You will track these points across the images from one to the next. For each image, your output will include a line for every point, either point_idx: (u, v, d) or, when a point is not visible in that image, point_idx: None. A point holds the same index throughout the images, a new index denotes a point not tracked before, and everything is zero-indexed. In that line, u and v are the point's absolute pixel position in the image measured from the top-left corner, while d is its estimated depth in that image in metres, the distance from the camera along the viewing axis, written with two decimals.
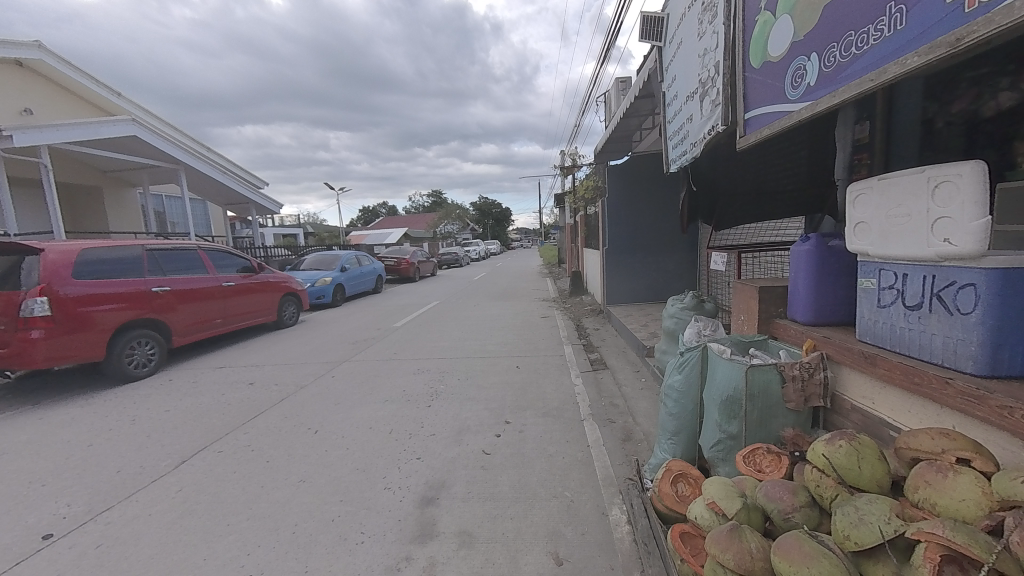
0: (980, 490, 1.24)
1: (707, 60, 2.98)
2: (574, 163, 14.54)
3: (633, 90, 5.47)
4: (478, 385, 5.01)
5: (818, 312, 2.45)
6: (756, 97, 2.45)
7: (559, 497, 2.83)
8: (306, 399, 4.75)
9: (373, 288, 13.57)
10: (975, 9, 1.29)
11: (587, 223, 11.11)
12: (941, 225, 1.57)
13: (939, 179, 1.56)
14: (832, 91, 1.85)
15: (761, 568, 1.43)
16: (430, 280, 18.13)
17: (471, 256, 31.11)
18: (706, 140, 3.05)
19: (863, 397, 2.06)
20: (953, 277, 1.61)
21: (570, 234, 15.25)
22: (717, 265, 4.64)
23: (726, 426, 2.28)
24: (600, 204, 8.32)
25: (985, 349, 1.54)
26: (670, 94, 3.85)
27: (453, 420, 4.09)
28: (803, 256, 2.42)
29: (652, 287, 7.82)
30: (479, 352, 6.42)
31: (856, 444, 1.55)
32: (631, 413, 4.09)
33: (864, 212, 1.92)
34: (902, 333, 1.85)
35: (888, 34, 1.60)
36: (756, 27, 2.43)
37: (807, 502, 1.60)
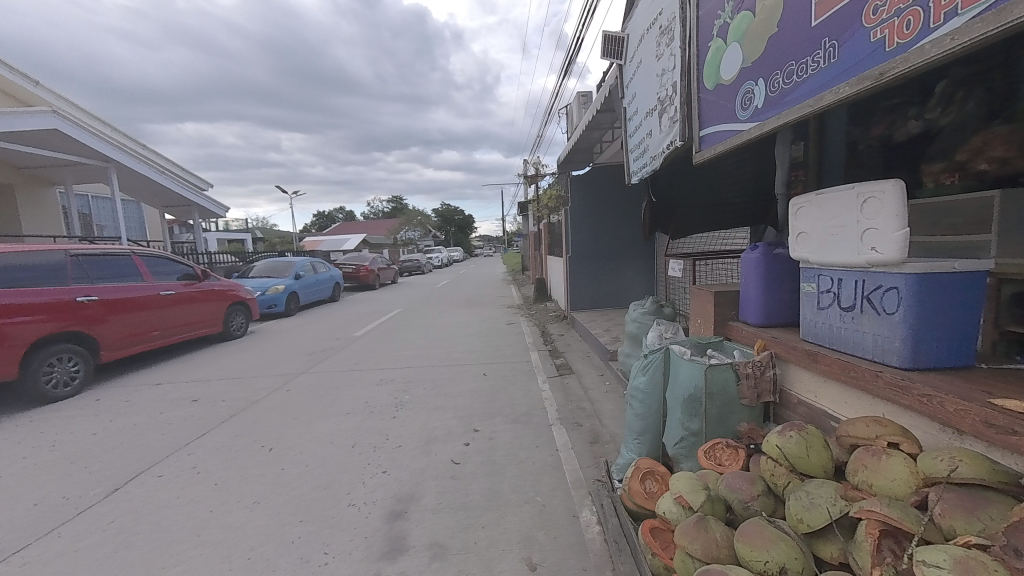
0: (908, 469, 1.39)
1: (665, 80, 3.18)
2: (537, 173, 14.79)
3: (595, 103, 5.69)
4: (446, 393, 4.93)
5: (767, 314, 2.65)
6: (710, 116, 2.64)
7: (532, 502, 2.84)
8: (261, 414, 4.46)
9: (331, 296, 13.03)
10: (895, 49, 1.49)
11: (550, 231, 11.34)
12: (870, 235, 1.78)
13: (866, 196, 1.76)
14: (777, 114, 2.04)
15: (726, 556, 1.52)
16: (391, 287, 17.68)
17: (433, 263, 30.68)
18: (665, 154, 3.23)
19: (807, 391, 2.26)
20: (879, 281, 1.81)
21: (533, 241, 15.50)
22: (675, 272, 4.90)
23: (689, 424, 2.41)
24: (564, 212, 8.54)
25: (907, 344, 1.75)
26: (630, 109, 4.05)
27: (420, 430, 4.00)
28: (753, 262, 2.62)
29: (613, 293, 8.09)
30: (445, 360, 6.33)
31: (804, 434, 1.70)
32: (598, 416, 4.19)
33: (805, 223, 2.12)
34: (839, 332, 2.05)
35: (823, 65, 1.79)
36: (709, 52, 2.63)
37: (764, 490, 1.72)
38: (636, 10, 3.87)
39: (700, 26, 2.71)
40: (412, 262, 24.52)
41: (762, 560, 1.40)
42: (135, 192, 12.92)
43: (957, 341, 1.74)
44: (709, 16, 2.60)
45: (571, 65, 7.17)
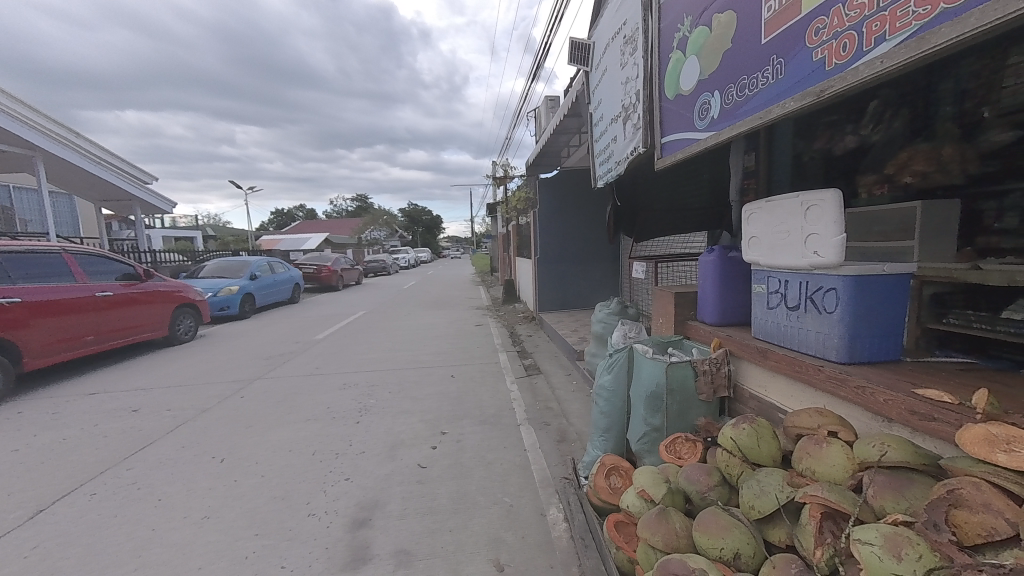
0: (846, 456, 1.51)
1: (629, 88, 3.28)
2: (504, 174, 14.85)
3: (561, 108, 5.79)
4: (412, 397, 4.83)
5: (723, 313, 2.80)
6: (671, 124, 2.76)
7: (499, 503, 2.84)
8: (211, 423, 4.18)
9: (290, 297, 12.45)
10: (833, 69, 1.61)
11: (518, 233, 11.39)
12: (812, 240, 1.92)
13: (809, 204, 1.90)
14: (732, 124, 2.15)
15: (685, 545, 1.59)
16: (355, 288, 17.12)
17: (400, 264, 30.03)
18: (629, 159, 3.34)
19: (758, 385, 2.40)
20: (820, 282, 1.96)
21: (501, 242, 15.55)
22: (638, 274, 5.07)
23: (651, 420, 2.51)
24: (532, 215, 8.63)
25: (845, 339, 1.90)
26: (596, 115, 4.15)
27: (385, 435, 3.90)
28: (710, 264, 2.76)
29: (580, 295, 8.24)
30: (412, 363, 6.21)
31: (755, 426, 1.80)
32: (565, 415, 4.25)
33: (756, 229, 2.25)
34: (786, 330, 2.19)
35: (772, 81, 1.92)
36: (669, 63, 2.75)
37: (719, 481, 1.81)
38: (602, 19, 3.98)
39: (661, 37, 2.83)
40: (377, 263, 23.85)
41: (718, 547, 1.48)
42: (66, 184, 11.78)
43: (886, 337, 1.92)
44: (670, 28, 2.72)
45: (538, 70, 7.26)
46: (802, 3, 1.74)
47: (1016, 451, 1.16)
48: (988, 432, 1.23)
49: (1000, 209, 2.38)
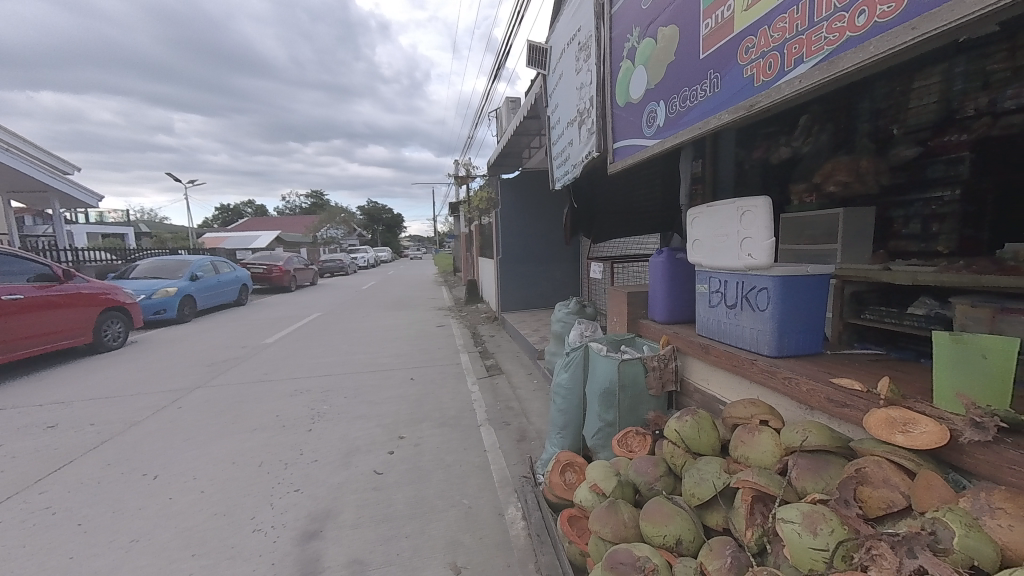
0: (774, 442, 1.64)
1: (584, 93, 3.37)
2: (467, 174, 14.72)
3: (521, 109, 5.84)
4: (369, 401, 4.68)
5: (671, 312, 2.95)
6: (621, 131, 2.86)
7: (458, 506, 2.82)
8: (143, 438, 3.83)
9: (237, 299, 11.67)
10: (761, 85, 1.74)
11: (480, 232, 11.37)
12: (747, 243, 2.06)
13: (744, 209, 2.04)
14: (676, 133, 2.27)
15: (632, 535, 1.66)
16: (310, 289, 16.33)
17: (359, 264, 29.01)
18: (584, 163, 3.42)
19: (701, 379, 2.54)
20: (754, 283, 2.11)
21: (464, 242, 15.43)
22: (596, 274, 5.22)
23: (605, 415, 2.61)
24: (494, 215, 8.64)
25: (775, 335, 2.06)
26: (553, 118, 4.21)
27: (340, 442, 3.75)
28: (659, 265, 2.89)
29: (542, 294, 8.35)
30: (370, 366, 6.01)
31: (697, 418, 1.91)
32: (525, 414, 4.29)
33: (699, 232, 2.39)
34: (725, 327, 2.34)
35: (710, 94, 2.04)
36: (620, 71, 2.85)
37: (665, 471, 1.91)
38: (558, 23, 4.05)
39: (613, 46, 2.92)
40: (333, 262, 22.85)
41: (661, 535, 1.56)
42: None
43: (811, 331, 2.10)
44: (620, 37, 2.82)
45: (498, 71, 7.28)
46: (734, 22, 1.87)
47: (911, 431, 1.31)
48: (888, 415, 1.38)
49: (907, 216, 2.76)
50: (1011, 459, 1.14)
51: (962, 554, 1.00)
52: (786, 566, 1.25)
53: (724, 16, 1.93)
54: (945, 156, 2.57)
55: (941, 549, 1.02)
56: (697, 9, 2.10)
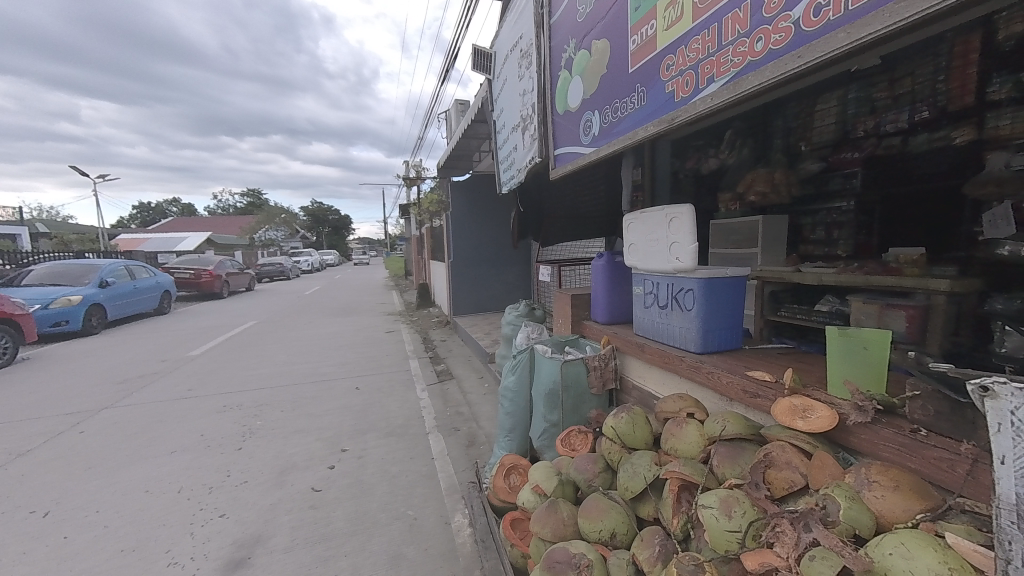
0: (699, 433, 1.75)
1: (526, 99, 3.43)
2: (417, 175, 14.39)
3: (470, 112, 5.82)
4: (309, 414, 4.40)
5: (612, 313, 3.07)
6: (561, 138, 2.94)
7: (403, 518, 2.72)
8: (31, 469, 3.31)
9: (158, 308, 10.51)
10: (680, 101, 1.87)
11: (432, 235, 11.17)
12: (675, 247, 2.20)
13: (671, 215, 2.18)
14: (609, 142, 2.37)
15: (571, 533, 1.70)
16: (245, 296, 15.09)
17: (302, 268, 27.33)
18: (528, 168, 3.48)
19: (638, 376, 2.66)
20: (682, 284, 2.25)
21: (415, 244, 15.09)
22: (544, 277, 5.32)
23: (549, 416, 2.66)
24: (445, 218, 8.52)
25: (701, 333, 2.21)
26: (498, 122, 4.24)
27: (274, 459, 3.49)
28: (600, 268, 3.00)
29: (494, 298, 8.35)
30: (311, 376, 5.67)
31: (632, 414, 1.99)
32: (475, 419, 4.26)
33: (633, 236, 2.52)
34: (658, 326, 2.47)
35: (638, 106, 2.16)
36: (559, 80, 2.93)
37: (603, 467, 1.98)
38: (501, 29, 4.09)
39: (552, 55, 3.00)
40: (272, 266, 21.33)
41: (598, 530, 1.61)
42: None
43: (732, 329, 2.27)
44: (559, 47, 2.90)
45: (447, 73, 7.22)
46: (657, 40, 2.00)
47: (809, 417, 1.46)
48: (792, 403, 1.53)
49: (813, 223, 3.10)
50: (886, 437, 1.30)
51: (846, 525, 1.12)
52: (707, 549, 1.34)
53: (648, 34, 2.06)
54: (843, 170, 2.94)
55: (830, 522, 1.13)
56: (625, 25, 2.22)
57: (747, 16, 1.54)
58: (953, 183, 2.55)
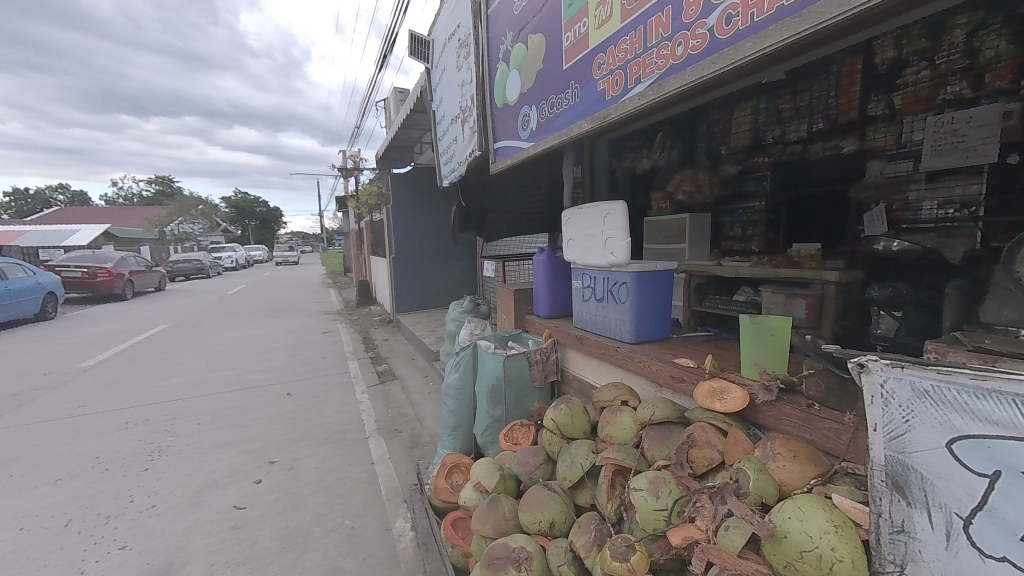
0: (632, 419, 1.82)
1: (465, 91, 3.35)
2: (355, 166, 13.60)
3: (409, 101, 5.59)
4: (231, 425, 4.00)
5: (553, 307, 3.12)
6: (501, 131, 2.92)
7: (339, 529, 2.57)
8: None
9: (38, 313, 8.94)
10: (611, 99, 1.93)
11: (372, 230, 10.65)
12: (610, 242, 2.29)
13: (606, 211, 2.26)
14: (547, 137, 2.38)
15: (512, 527, 1.71)
16: (154, 297, 13.31)
17: (224, 265, 24.77)
18: (469, 161, 3.42)
19: (578, 368, 2.74)
20: (617, 279, 2.34)
21: (353, 239, 14.32)
22: (488, 273, 5.30)
23: (492, 412, 2.66)
24: (385, 212, 8.15)
25: (634, 324, 2.32)
26: (438, 114, 4.11)
27: (189, 478, 3.12)
28: (541, 263, 3.03)
29: (438, 294, 8.17)
30: (235, 384, 5.15)
31: (570, 405, 2.04)
32: (418, 419, 4.13)
33: (572, 232, 2.58)
34: (595, 319, 2.56)
35: (572, 102, 2.19)
36: (498, 73, 2.91)
37: (544, 459, 2.01)
38: (439, 16, 3.96)
39: (490, 46, 2.96)
40: (188, 263, 19.04)
41: (537, 522, 1.63)
42: None
43: (662, 319, 2.41)
44: (496, 39, 2.87)
45: (384, 59, 6.86)
46: (589, 39, 2.04)
47: (725, 398, 1.59)
48: (711, 386, 1.65)
49: (732, 221, 3.40)
50: (787, 412, 1.45)
51: (755, 495, 1.22)
52: (638, 530, 1.41)
53: (581, 32, 2.10)
54: (756, 173, 3.24)
55: (741, 493, 1.23)
56: (559, 21, 2.25)
57: (669, 20, 1.61)
58: (842, 188, 2.92)
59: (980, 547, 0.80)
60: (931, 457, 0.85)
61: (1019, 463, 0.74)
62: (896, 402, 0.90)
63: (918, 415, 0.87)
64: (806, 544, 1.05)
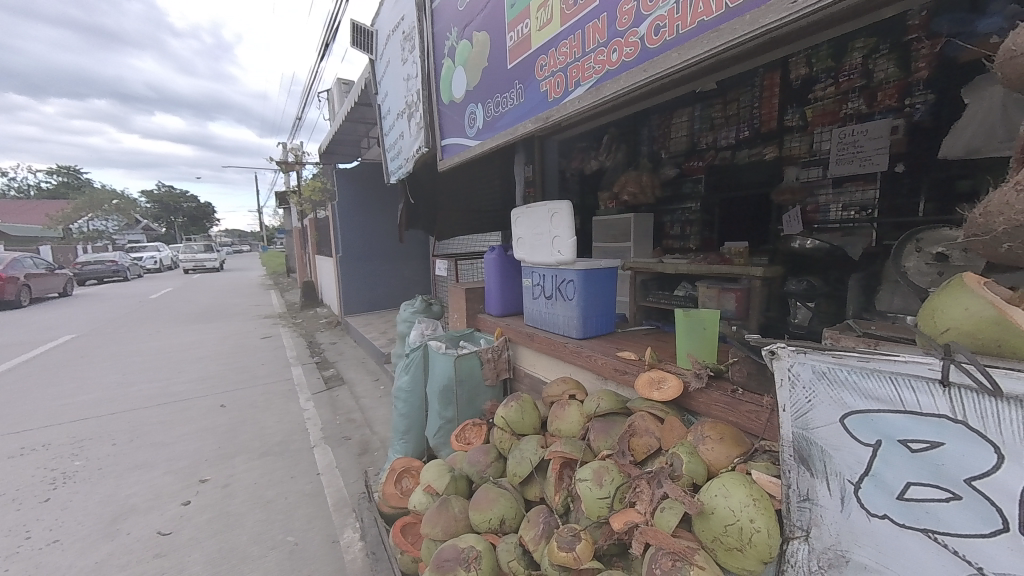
0: (580, 412, 1.88)
1: (411, 85, 3.27)
2: (296, 160, 12.79)
3: (352, 94, 5.35)
4: (154, 443, 3.61)
5: (504, 305, 3.14)
6: (448, 128, 2.88)
7: (281, 545, 2.42)
8: None
9: None
10: (553, 100, 1.96)
11: (317, 227, 10.08)
12: (557, 241, 2.34)
13: (553, 211, 2.31)
14: (493, 135, 2.38)
15: (463, 527, 1.71)
16: (56, 303, 11.67)
17: (145, 266, 22.29)
18: (416, 158, 3.34)
19: (529, 364, 2.77)
20: (564, 276, 2.40)
21: (296, 237, 13.49)
22: (440, 272, 5.22)
23: (444, 412, 2.63)
24: (330, 209, 7.74)
25: (581, 320, 2.39)
26: (383, 108, 3.97)
27: (101, 506, 2.78)
28: (492, 262, 3.03)
29: (390, 295, 7.92)
30: (158, 397, 4.66)
31: (520, 402, 2.06)
32: (368, 425, 3.98)
33: (521, 230, 2.60)
34: (545, 316, 2.60)
35: (517, 102, 2.21)
36: (443, 69, 2.87)
37: (495, 457, 2.02)
38: (382, 7, 3.81)
39: (435, 41, 2.90)
40: (99, 265, 16.91)
41: (487, 520, 1.64)
42: None
43: (607, 315, 2.50)
44: (441, 34, 2.82)
45: (325, 48, 6.50)
46: (532, 39, 2.07)
47: (663, 387, 1.69)
48: (649, 376, 1.75)
49: (672, 221, 3.63)
50: (716, 398, 1.57)
51: (687, 476, 1.31)
52: (584, 519, 1.46)
53: (523, 32, 2.13)
54: (692, 176, 3.49)
55: (675, 476, 1.32)
56: (502, 21, 2.26)
57: (604, 27, 1.68)
58: (764, 191, 3.20)
59: (866, 507, 0.92)
60: (828, 431, 0.96)
61: (895, 432, 0.86)
62: (801, 384, 1.00)
63: (818, 395, 0.97)
64: (729, 518, 1.14)
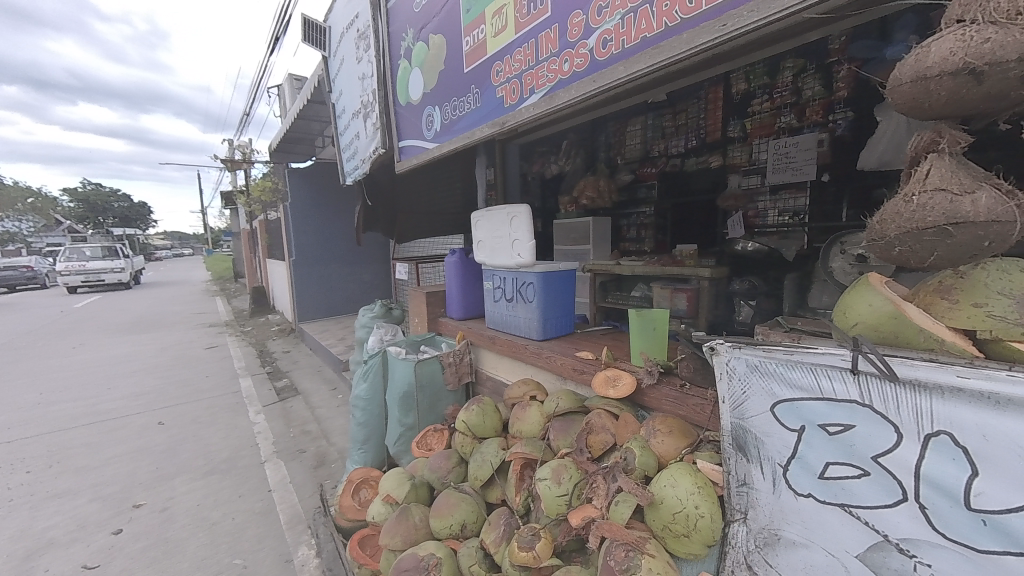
0: (540, 413, 1.90)
1: (366, 85, 3.19)
2: (244, 157, 12.04)
3: (305, 90, 5.12)
4: (77, 468, 3.26)
5: (466, 308, 3.12)
6: (405, 130, 2.84)
7: (228, 570, 2.26)
8: None
9: None
10: (509, 106, 1.99)
11: (268, 229, 9.54)
12: (517, 244, 2.37)
13: (512, 215, 2.34)
14: (450, 138, 2.38)
15: (423, 535, 1.68)
16: None
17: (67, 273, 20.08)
18: (373, 159, 3.25)
19: (491, 367, 2.78)
20: (524, 279, 2.43)
21: (245, 239, 12.66)
22: (401, 275, 5.10)
23: (405, 419, 2.58)
24: (281, 210, 7.35)
25: (541, 322, 2.43)
26: (338, 107, 3.85)
27: (11, 543, 2.47)
28: (453, 265, 3.00)
29: (348, 299, 7.63)
30: (82, 417, 4.20)
31: (481, 406, 2.06)
32: (325, 436, 3.81)
33: (481, 233, 2.61)
34: (505, 318, 2.62)
35: (473, 106, 2.22)
36: (399, 70, 2.83)
37: (456, 462, 2.00)
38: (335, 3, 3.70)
39: (391, 41, 2.86)
40: (11, 271, 15.04)
41: (448, 525, 1.63)
42: None
43: (567, 317, 2.56)
44: (397, 34, 2.77)
45: (274, 41, 6.18)
46: (487, 45, 2.09)
47: (618, 385, 1.75)
48: (606, 375, 1.81)
49: (628, 224, 3.83)
50: (665, 393, 1.65)
51: (639, 470, 1.37)
52: (543, 518, 1.48)
53: (479, 38, 2.14)
54: (646, 182, 3.68)
55: (628, 470, 1.37)
56: (458, 25, 2.26)
57: (556, 37, 1.73)
58: (711, 196, 3.41)
59: (793, 487, 1.00)
60: (761, 420, 1.05)
61: (816, 417, 0.94)
62: (736, 376, 1.08)
63: (751, 386, 1.05)
64: (676, 506, 1.21)
